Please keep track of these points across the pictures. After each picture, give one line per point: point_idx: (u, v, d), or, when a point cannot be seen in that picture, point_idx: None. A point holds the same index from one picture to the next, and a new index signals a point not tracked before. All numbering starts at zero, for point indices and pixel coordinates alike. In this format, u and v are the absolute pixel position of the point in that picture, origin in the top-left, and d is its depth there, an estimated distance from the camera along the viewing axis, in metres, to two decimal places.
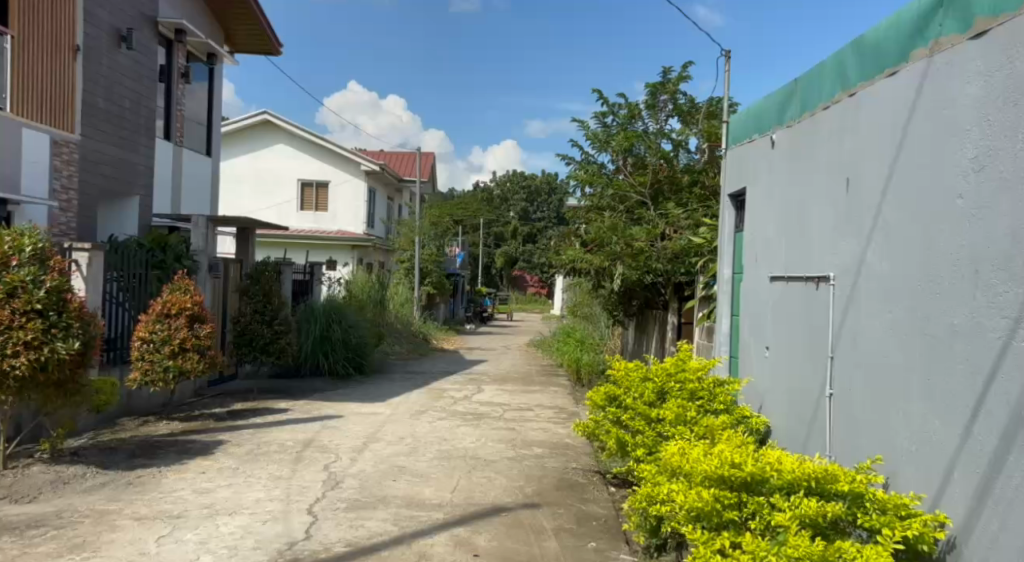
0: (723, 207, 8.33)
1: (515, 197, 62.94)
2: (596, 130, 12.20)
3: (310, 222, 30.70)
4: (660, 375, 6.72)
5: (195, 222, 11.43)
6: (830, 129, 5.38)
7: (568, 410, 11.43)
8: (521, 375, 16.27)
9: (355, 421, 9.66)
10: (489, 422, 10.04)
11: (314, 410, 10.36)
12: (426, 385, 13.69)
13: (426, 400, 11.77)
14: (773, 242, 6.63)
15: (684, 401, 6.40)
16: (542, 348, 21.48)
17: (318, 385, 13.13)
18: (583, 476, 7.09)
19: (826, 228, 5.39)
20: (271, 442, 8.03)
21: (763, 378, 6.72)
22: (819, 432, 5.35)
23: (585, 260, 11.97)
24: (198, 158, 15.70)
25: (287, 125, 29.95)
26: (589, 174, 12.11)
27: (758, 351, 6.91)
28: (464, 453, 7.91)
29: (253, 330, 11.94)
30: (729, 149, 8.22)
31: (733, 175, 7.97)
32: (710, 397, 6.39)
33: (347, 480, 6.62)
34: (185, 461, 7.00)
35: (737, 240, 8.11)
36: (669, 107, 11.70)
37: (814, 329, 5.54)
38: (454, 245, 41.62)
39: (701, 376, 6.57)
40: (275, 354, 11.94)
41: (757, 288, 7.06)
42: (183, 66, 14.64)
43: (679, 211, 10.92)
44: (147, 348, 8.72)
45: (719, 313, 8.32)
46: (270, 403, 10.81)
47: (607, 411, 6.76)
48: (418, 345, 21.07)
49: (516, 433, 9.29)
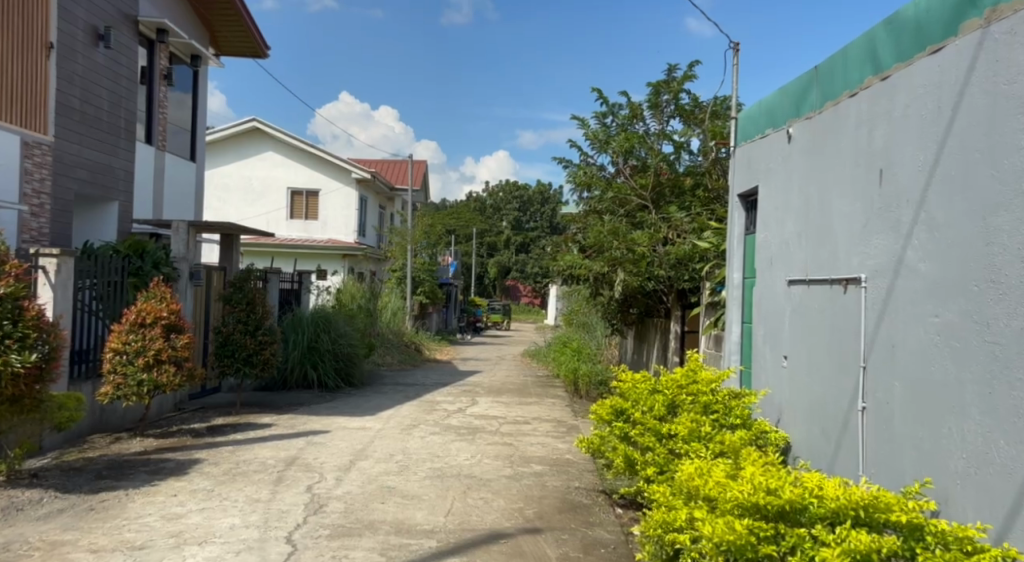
0: (732, 208, 7.88)
1: (508, 207, 62.50)
2: (595, 131, 11.74)
3: (300, 230, 30.20)
4: (670, 387, 6.23)
5: (175, 228, 11.01)
6: (858, 118, 4.92)
7: (567, 423, 10.92)
8: (517, 387, 15.74)
9: (343, 436, 9.13)
10: (485, 436, 9.52)
11: (299, 425, 9.82)
12: (417, 397, 13.16)
13: (418, 413, 11.24)
14: (790, 242, 6.17)
15: (698, 415, 5.91)
16: (538, 359, 20.96)
17: (304, 398, 12.58)
18: (587, 497, 6.57)
19: (855, 225, 4.92)
20: (252, 460, 7.49)
21: (780, 390, 6.25)
22: (849, 451, 4.86)
23: (583, 265, 11.50)
24: (182, 163, 15.17)
25: (277, 132, 29.45)
26: (588, 178, 11.65)
27: (775, 360, 6.44)
28: (459, 471, 7.38)
29: (236, 340, 11.13)
30: (737, 146, 7.78)
31: (744, 174, 7.53)
32: (725, 410, 5.92)
33: (332, 503, 6.08)
34: (156, 482, 6.45)
35: (747, 243, 7.66)
36: (670, 108, 11.28)
37: (841, 337, 5.07)
38: (447, 254, 41.14)
39: (715, 388, 6.09)
40: (259, 366, 11.20)
41: (772, 293, 6.58)
42: (166, 67, 14.13)
43: (682, 215, 10.47)
44: (120, 360, 8.16)
45: (728, 320, 7.87)
46: (254, 417, 10.26)
47: (613, 426, 6.26)
48: (410, 355, 20.55)
49: (514, 448, 8.78)
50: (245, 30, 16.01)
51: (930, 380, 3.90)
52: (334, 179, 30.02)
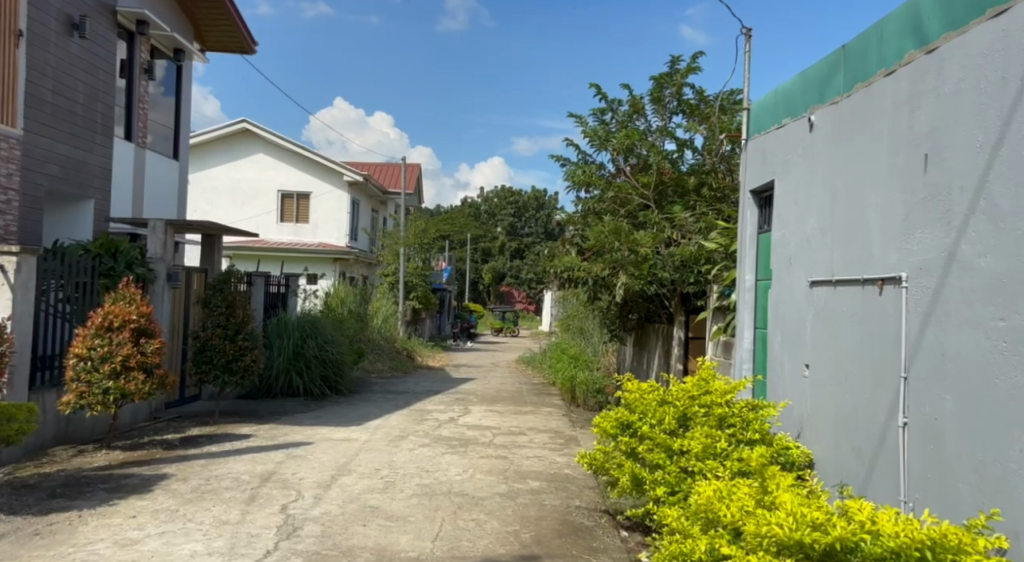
0: (745, 205, 7.39)
1: (503, 213, 61.90)
2: (594, 127, 11.21)
3: (290, 233, 29.62)
4: (680, 397, 5.68)
5: (152, 227, 10.45)
6: (898, 97, 4.39)
7: (564, 434, 10.35)
8: (511, 395, 15.17)
9: (325, 449, 8.55)
10: (477, 449, 8.94)
11: (280, 436, 9.22)
12: (407, 406, 12.57)
13: (407, 423, 10.65)
14: (813, 240, 5.64)
15: (712, 429, 5.37)
16: (533, 366, 20.39)
17: (288, 406, 11.99)
18: (589, 518, 6.01)
19: (893, 218, 4.39)
20: (224, 476, 6.91)
21: (801, 401, 5.71)
22: (887, 472, 4.32)
23: (582, 268, 10.97)
24: (163, 161, 14.58)
25: (267, 133, 28.88)
26: (587, 176, 11.12)
27: (794, 369, 5.92)
28: (449, 488, 6.80)
29: (215, 346, 10.52)
30: (750, 139, 7.29)
31: (758, 168, 7.02)
32: (743, 424, 5.37)
33: (307, 525, 5.49)
34: (115, 501, 5.86)
35: (760, 243, 7.18)
36: (672, 104, 10.80)
37: (877, 344, 4.52)
38: (440, 260, 40.56)
39: (730, 398, 5.55)
40: (240, 373, 10.61)
41: (791, 295, 6.05)
42: (147, 61, 13.57)
43: (687, 215, 9.95)
44: (84, 367, 7.54)
45: (738, 325, 7.40)
46: (232, 427, 9.66)
47: (619, 441, 5.70)
48: (402, 361, 19.97)
49: (509, 462, 8.20)
50: (231, 24, 15.46)
51: (992, 394, 3.37)
52: (325, 181, 29.47)
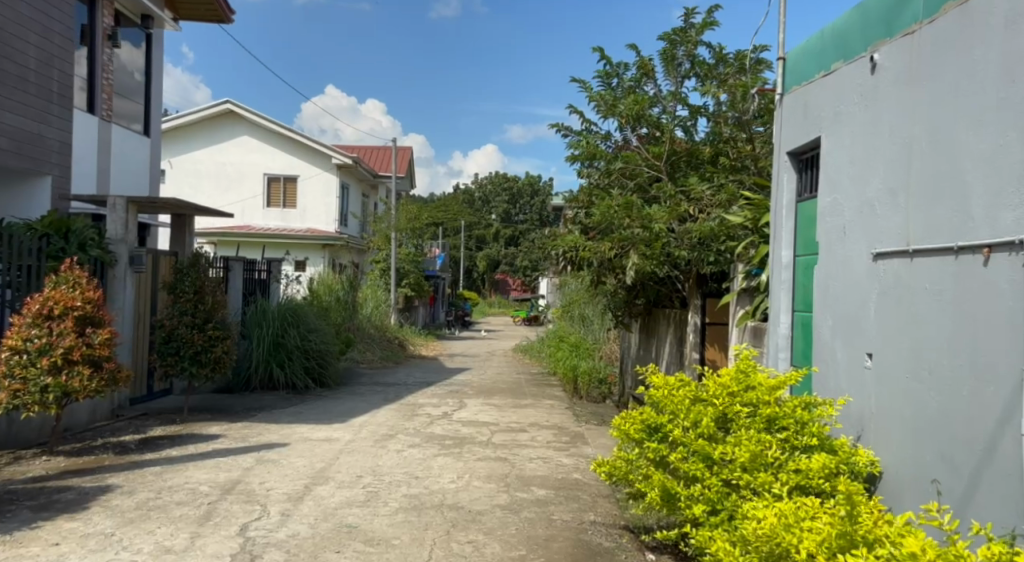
0: (780, 169, 6.45)
1: (497, 198, 60.77)
2: (600, 91, 10.15)
3: (277, 219, 28.58)
4: (718, 393, 4.73)
5: (111, 204, 9.39)
6: (1014, 9, 3.46)
7: (569, 431, 9.40)
8: (509, 386, 14.20)
9: (302, 451, 7.57)
10: (474, 449, 7.97)
11: (252, 436, 8.23)
12: (396, 400, 11.58)
13: (396, 420, 9.67)
14: (877, 202, 4.68)
15: (760, 433, 4.43)
16: (530, 355, 19.46)
17: (267, 402, 11.00)
18: (606, 538, 5.06)
19: (1008, 168, 3.43)
20: (179, 488, 5.92)
21: (862, 400, 4.75)
22: (999, 491, 3.38)
23: (586, 248, 9.99)
24: (132, 137, 13.49)
25: (251, 114, 27.70)
26: (591, 147, 10.10)
27: (850, 358, 4.96)
28: (441, 501, 5.82)
29: (182, 336, 9.47)
30: (787, 93, 6.33)
31: (797, 124, 6.05)
32: (797, 426, 4.45)
33: (268, 554, 4.52)
34: (38, 524, 4.87)
35: (800, 213, 6.23)
36: (684, 67, 9.82)
37: (982, 328, 3.56)
38: (433, 247, 39.54)
39: (780, 395, 4.61)
40: (210, 366, 9.61)
41: (846, 271, 5.09)
42: (110, 27, 12.46)
43: (704, 186, 9.01)
44: (19, 361, 6.49)
45: (773, 309, 6.46)
46: (199, 427, 8.66)
47: (645, 448, 4.74)
48: (393, 351, 18.99)
49: (510, 465, 7.25)
50: None
51: None
52: (313, 164, 28.41)
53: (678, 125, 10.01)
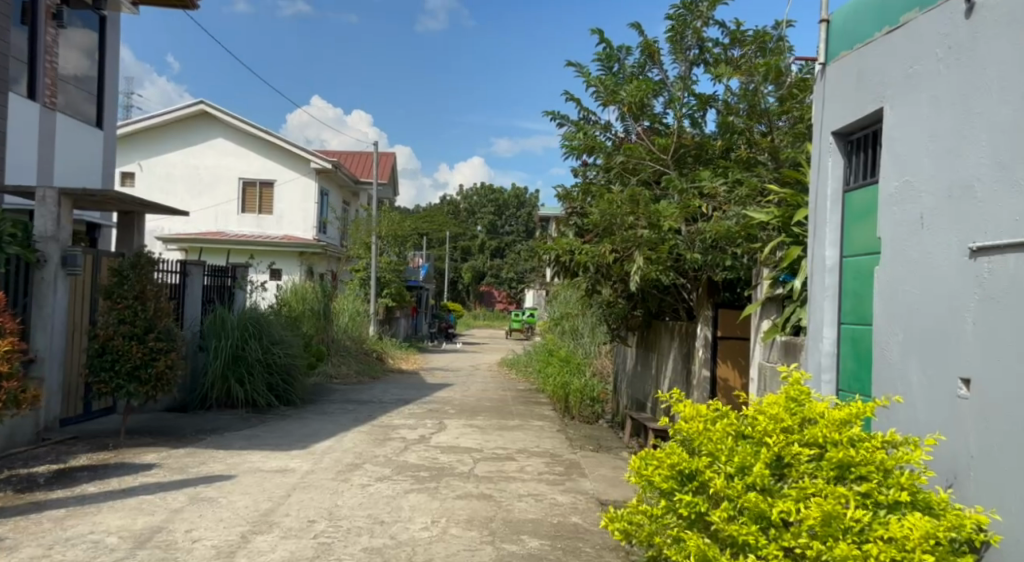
0: (824, 153, 5.39)
1: (483, 210, 59.68)
2: (600, 76, 9.06)
3: (252, 225, 27.28)
4: (769, 430, 3.61)
5: (41, 196, 8.11)
6: None
7: (563, 458, 8.26)
8: (494, 405, 13.02)
9: (249, 487, 6.37)
10: (455, 483, 6.80)
11: (193, 467, 7.02)
12: (369, 421, 10.38)
13: (365, 445, 8.48)
14: (978, 183, 3.61)
15: (832, 485, 3.32)
16: (518, 369, 18.30)
17: (222, 423, 9.77)
18: None
19: None
20: (81, 539, 4.72)
21: (954, 440, 3.66)
22: None
23: (582, 251, 8.89)
24: (80, 128, 12.27)
25: (226, 115, 26.47)
26: (590, 139, 9.04)
27: (933, 385, 3.87)
28: (410, 557, 4.66)
29: (117, 348, 8.23)
30: (833, 63, 5.27)
31: (849, 97, 4.98)
32: (880, 476, 3.33)
33: None
34: None
35: (848, 204, 5.18)
36: (693, 51, 8.80)
37: None
38: (417, 258, 38.32)
39: (853, 432, 3.50)
40: (151, 382, 8.36)
41: (924, 273, 4.01)
42: (56, 4, 11.25)
43: (718, 182, 7.94)
44: None
45: (813, 320, 5.40)
46: (134, 453, 7.43)
47: (673, 501, 3.62)
48: (370, 366, 17.76)
49: (496, 505, 6.08)
50: None
51: None
52: (291, 169, 27.19)
53: (685, 115, 8.96)
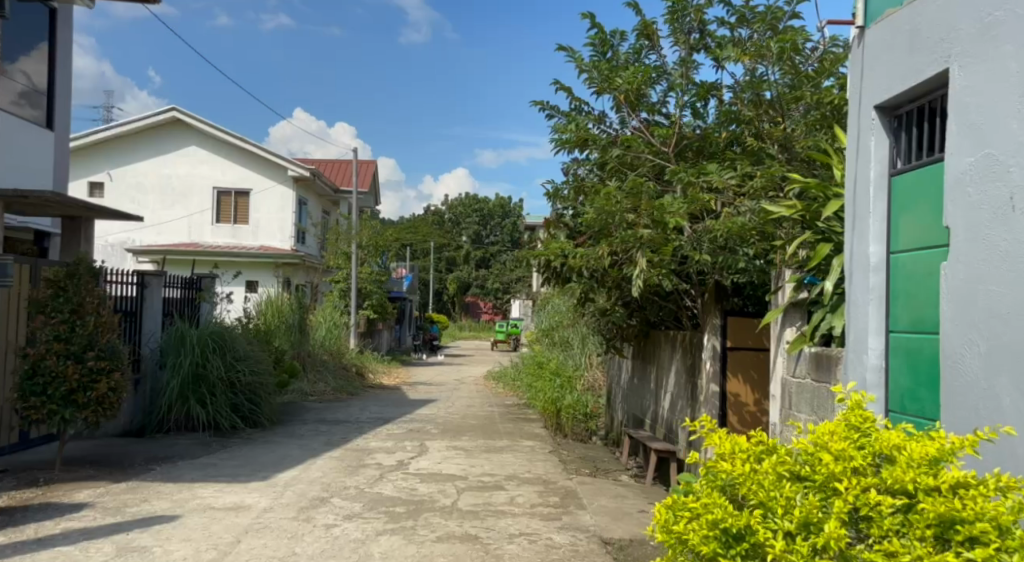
0: (864, 132, 4.58)
1: (467, 220, 58.78)
2: (594, 62, 8.23)
3: (227, 235, 26.25)
4: (839, 471, 2.74)
5: None
6: None
7: (557, 486, 7.37)
8: (480, 423, 12.09)
9: (193, 530, 5.44)
10: (434, 521, 5.89)
11: (132, 505, 6.07)
12: (342, 444, 9.44)
13: (335, 475, 7.55)
14: None
15: (934, 551, 2.45)
16: (505, 384, 17.38)
17: (179, 449, 8.81)
18: None
19: None
20: None
21: None
22: None
23: (576, 254, 8.04)
24: (27, 126, 11.32)
25: (199, 122, 25.49)
26: (582, 132, 8.22)
27: None
28: None
29: (51, 369, 7.25)
30: (877, 26, 4.48)
31: (900, 61, 4.17)
32: (999, 536, 2.47)
33: None
34: None
35: (896, 191, 4.36)
36: (694, 35, 8.01)
37: None
38: (399, 268, 37.31)
39: (953, 476, 2.64)
40: (91, 406, 7.41)
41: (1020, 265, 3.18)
42: None
43: (727, 174, 7.14)
44: None
45: (854, 328, 4.55)
46: (66, 490, 6.46)
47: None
48: (349, 382, 16.77)
49: (481, 549, 5.18)
50: None
51: None
52: (268, 177, 26.24)
53: (686, 106, 8.17)
